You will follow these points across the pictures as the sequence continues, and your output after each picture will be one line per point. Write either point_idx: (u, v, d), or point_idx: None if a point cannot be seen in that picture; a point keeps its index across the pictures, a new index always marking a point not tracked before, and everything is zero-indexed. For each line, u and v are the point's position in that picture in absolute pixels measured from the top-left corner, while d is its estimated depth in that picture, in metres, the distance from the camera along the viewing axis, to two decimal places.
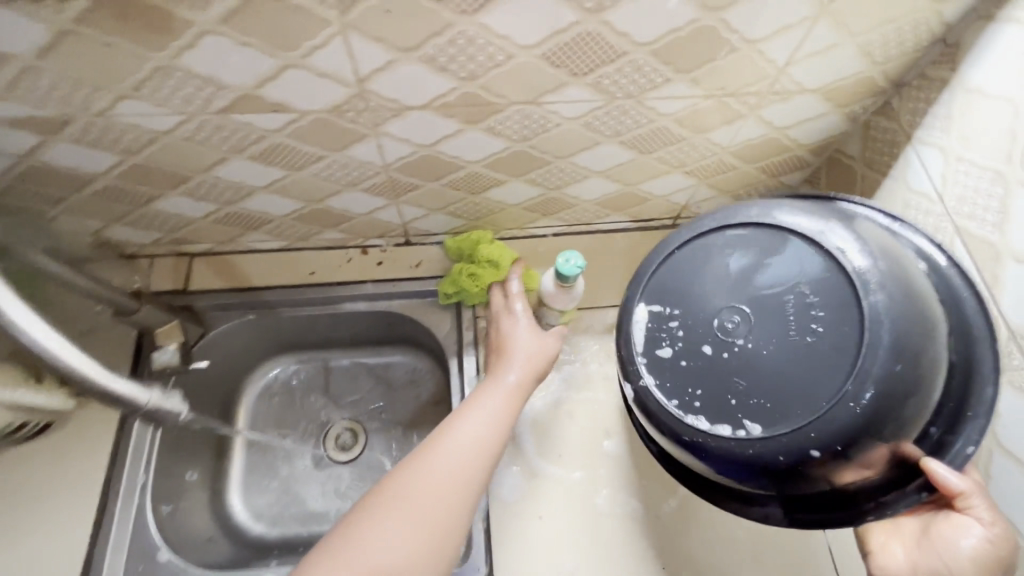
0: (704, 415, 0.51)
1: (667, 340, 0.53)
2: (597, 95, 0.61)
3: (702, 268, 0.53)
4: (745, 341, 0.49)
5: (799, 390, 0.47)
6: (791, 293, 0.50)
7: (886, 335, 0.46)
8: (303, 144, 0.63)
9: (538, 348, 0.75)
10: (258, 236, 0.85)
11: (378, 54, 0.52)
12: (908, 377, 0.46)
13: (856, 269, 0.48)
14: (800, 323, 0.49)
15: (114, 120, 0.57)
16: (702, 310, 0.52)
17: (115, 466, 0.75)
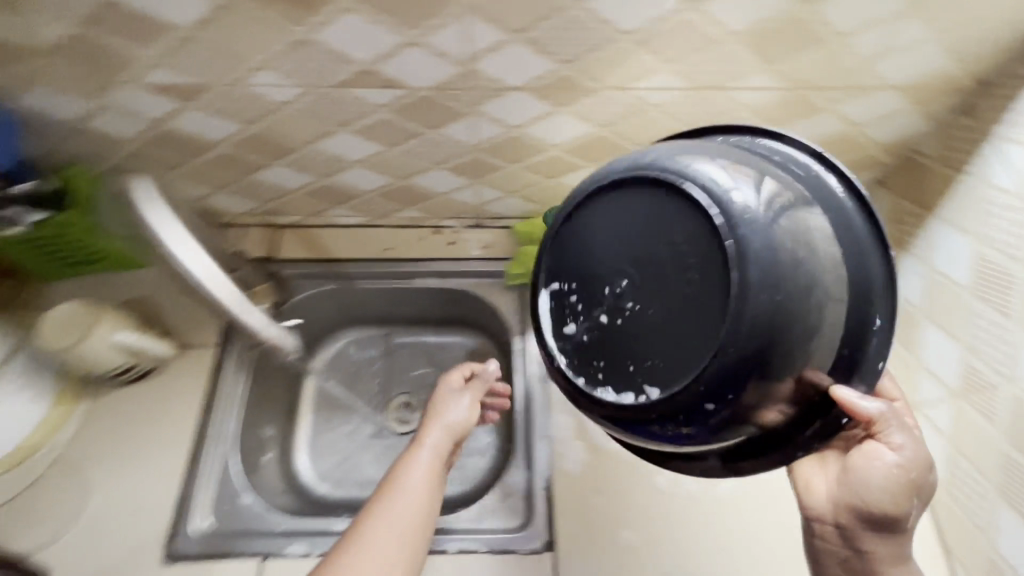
0: (610, 385, 0.46)
1: (571, 315, 0.48)
2: (684, 83, 0.64)
3: (588, 231, 0.48)
4: (633, 303, 0.45)
5: (679, 346, 0.42)
6: (660, 244, 0.44)
7: (761, 274, 0.40)
8: (405, 120, 0.69)
9: (463, 414, 0.77)
10: (342, 211, 0.91)
11: (491, 35, 0.57)
12: (792, 309, 0.41)
13: (737, 209, 0.41)
14: (673, 276, 0.43)
15: (245, 89, 0.64)
16: (597, 272, 0.47)
17: (207, 413, 0.80)
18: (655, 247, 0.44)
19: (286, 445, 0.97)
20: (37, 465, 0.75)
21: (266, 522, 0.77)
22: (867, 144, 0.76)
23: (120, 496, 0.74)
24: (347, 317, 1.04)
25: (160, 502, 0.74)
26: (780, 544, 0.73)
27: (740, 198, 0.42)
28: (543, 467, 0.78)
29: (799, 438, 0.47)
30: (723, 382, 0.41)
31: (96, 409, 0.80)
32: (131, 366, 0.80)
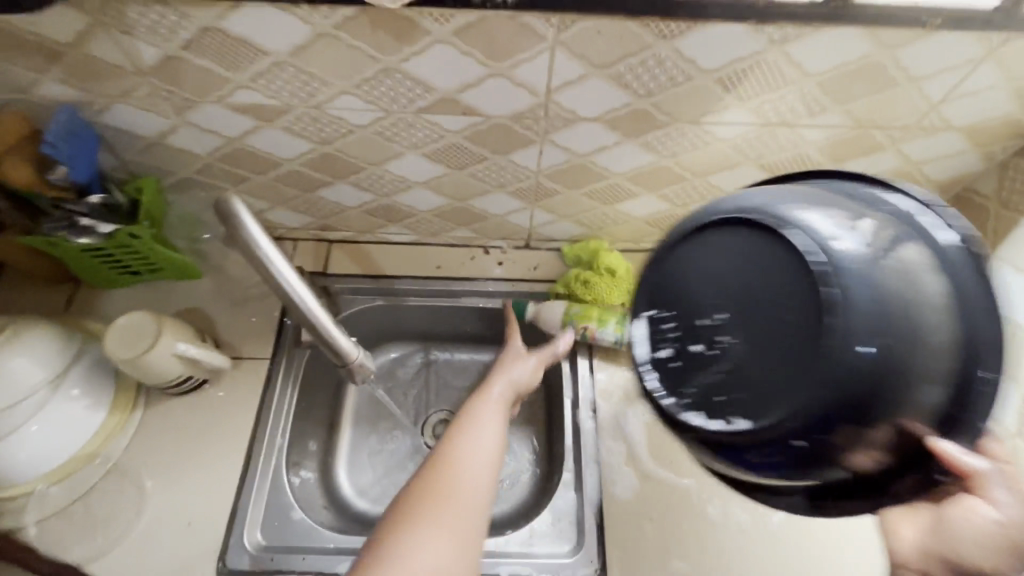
0: (705, 415, 0.39)
1: (667, 340, 0.42)
2: (754, 120, 0.65)
3: (676, 255, 0.43)
4: (731, 338, 0.38)
5: (778, 383, 0.36)
6: (753, 278, 0.39)
7: (859, 320, 0.35)
8: (475, 145, 0.70)
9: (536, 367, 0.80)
10: (395, 228, 0.92)
11: (574, 69, 0.58)
12: (895, 360, 0.35)
13: (843, 258, 0.36)
14: (767, 314, 0.37)
15: (325, 112, 0.66)
16: (686, 295, 0.41)
17: (259, 426, 0.81)
18: (757, 278, 0.38)
19: (326, 461, 0.97)
20: (92, 473, 0.76)
21: (316, 538, 0.77)
22: (924, 182, 0.77)
23: (173, 507, 0.75)
24: (389, 333, 1.04)
25: (212, 515, 0.74)
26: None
27: (845, 247, 0.37)
28: (594, 493, 0.78)
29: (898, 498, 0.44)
30: (811, 426, 0.35)
31: (149, 419, 0.80)
32: (188, 377, 0.79)
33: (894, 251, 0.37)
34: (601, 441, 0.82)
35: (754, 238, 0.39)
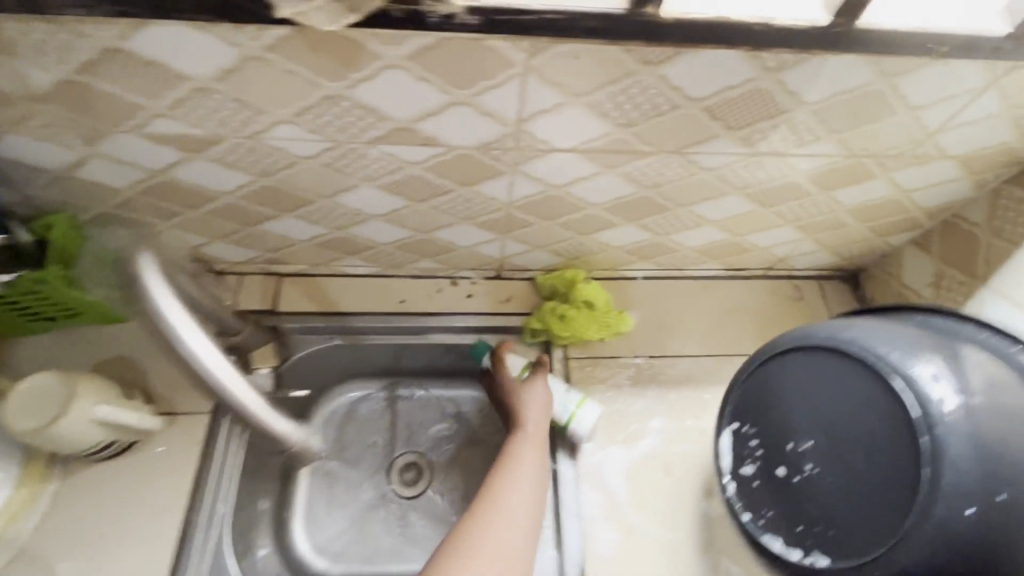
0: (781, 535, 0.57)
1: (750, 458, 0.61)
2: (744, 149, 0.60)
3: (787, 395, 0.59)
4: (811, 467, 0.56)
5: (873, 519, 0.51)
6: (857, 433, 0.54)
7: (962, 474, 0.48)
8: (438, 177, 0.63)
9: (543, 407, 0.76)
10: (353, 261, 0.84)
11: (548, 98, 0.51)
12: (1001, 506, 0.48)
13: (944, 418, 0.49)
14: (868, 456, 0.53)
15: (262, 142, 0.57)
16: (778, 432, 0.59)
17: (198, 496, 0.71)
18: (847, 431, 0.54)
19: (280, 520, 0.88)
20: None
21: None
22: (912, 208, 0.74)
23: None
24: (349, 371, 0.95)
25: None
26: None
27: (947, 405, 0.50)
28: (578, 553, 0.71)
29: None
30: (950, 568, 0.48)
31: (65, 492, 0.69)
32: (111, 443, 0.70)
33: (1006, 411, 0.50)
34: (581, 492, 0.75)
35: (868, 388, 0.53)
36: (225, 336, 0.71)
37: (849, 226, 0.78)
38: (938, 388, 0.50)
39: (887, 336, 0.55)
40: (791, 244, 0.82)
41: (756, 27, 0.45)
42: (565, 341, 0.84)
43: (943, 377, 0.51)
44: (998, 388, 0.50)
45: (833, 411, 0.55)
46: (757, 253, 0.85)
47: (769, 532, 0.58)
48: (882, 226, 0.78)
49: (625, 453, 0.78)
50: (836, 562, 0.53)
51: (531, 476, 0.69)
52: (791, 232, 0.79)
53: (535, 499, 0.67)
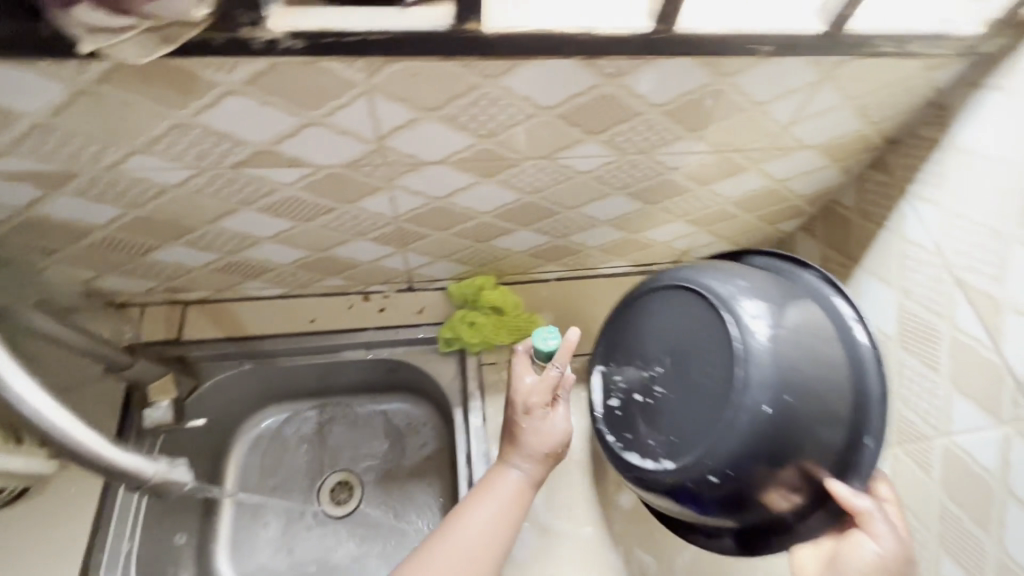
0: (637, 452, 0.58)
1: (614, 391, 0.61)
2: (611, 151, 0.62)
3: (639, 327, 0.60)
4: (659, 389, 0.56)
5: (704, 424, 0.52)
6: (694, 350, 0.55)
7: (766, 377, 0.51)
8: (316, 197, 0.63)
9: (544, 437, 0.70)
10: (257, 284, 0.83)
11: (400, 114, 0.52)
12: (799, 404, 0.51)
13: (753, 336, 0.52)
14: (699, 370, 0.54)
15: (122, 174, 0.56)
16: (634, 360, 0.60)
17: (97, 535, 0.70)
18: (689, 351, 0.55)
19: (200, 553, 0.86)
20: None
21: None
22: (791, 196, 0.77)
23: None
24: (271, 395, 0.94)
25: None
26: None
27: (756, 324, 0.53)
28: None
29: (799, 527, 0.56)
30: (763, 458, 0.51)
31: None
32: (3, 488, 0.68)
33: (807, 330, 0.54)
34: None
35: (699, 311, 0.55)
36: (116, 371, 0.73)
37: (738, 217, 0.81)
38: (753, 312, 0.53)
39: (715, 272, 0.58)
40: (688, 237, 0.85)
41: (581, 38, 0.46)
42: (478, 349, 0.85)
43: (757, 301, 0.54)
44: (798, 311, 0.56)
45: (673, 334, 0.57)
46: (659, 248, 0.88)
47: (625, 453, 0.59)
48: (768, 214, 0.81)
49: None
50: (680, 468, 0.53)
51: (507, 511, 0.67)
52: (684, 226, 0.81)
53: (503, 533, 0.66)
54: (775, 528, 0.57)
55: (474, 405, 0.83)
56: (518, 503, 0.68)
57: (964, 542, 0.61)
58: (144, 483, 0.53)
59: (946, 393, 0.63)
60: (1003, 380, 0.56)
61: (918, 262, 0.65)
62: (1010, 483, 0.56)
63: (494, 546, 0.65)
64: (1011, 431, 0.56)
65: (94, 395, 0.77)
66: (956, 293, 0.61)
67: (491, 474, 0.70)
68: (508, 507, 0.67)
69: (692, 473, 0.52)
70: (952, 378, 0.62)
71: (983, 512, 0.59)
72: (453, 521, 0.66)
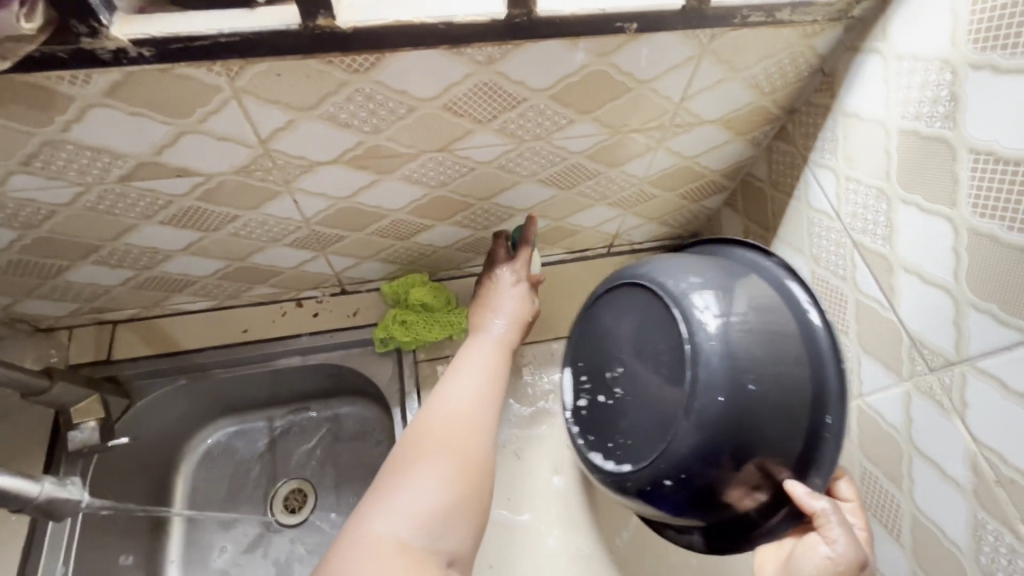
0: (601, 454, 0.60)
1: (581, 392, 0.64)
2: (508, 139, 0.62)
3: (602, 328, 0.63)
4: (621, 387, 0.59)
5: (657, 419, 0.54)
6: (649, 349, 0.57)
7: (716, 374, 0.51)
8: (215, 205, 0.63)
9: (516, 298, 0.76)
10: (184, 297, 0.82)
11: (277, 116, 0.52)
12: (755, 396, 0.51)
13: (702, 332, 0.52)
14: (653, 366, 0.56)
15: (6, 195, 0.55)
16: (598, 362, 0.63)
17: (29, 562, 0.70)
18: (643, 350, 0.58)
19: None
20: None
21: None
22: (706, 172, 0.78)
23: None
24: (215, 408, 0.93)
25: None
26: None
27: (705, 319, 0.53)
28: None
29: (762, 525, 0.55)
30: (727, 462, 0.51)
31: None
32: None
33: (763, 322, 0.53)
34: None
35: (652, 309, 0.57)
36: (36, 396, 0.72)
37: (659, 197, 0.82)
38: (704, 307, 0.53)
39: (672, 268, 0.58)
40: (614, 220, 0.85)
41: (438, 27, 0.47)
42: (413, 347, 0.85)
43: (710, 296, 0.54)
44: (756, 300, 0.54)
45: (631, 333, 0.59)
46: (588, 234, 0.88)
47: (591, 454, 0.61)
48: (688, 192, 0.82)
49: None
50: (634, 469, 0.55)
51: (494, 359, 0.69)
52: (607, 209, 0.82)
53: (497, 375, 0.68)
54: (738, 526, 0.57)
55: (411, 404, 0.83)
56: (500, 358, 0.70)
57: (879, 499, 0.62)
58: (30, 502, 0.54)
59: (855, 354, 0.63)
60: (900, 338, 0.57)
61: (823, 227, 0.66)
62: (912, 438, 0.56)
63: (494, 384, 0.66)
64: (909, 386, 0.56)
65: (23, 421, 0.77)
66: (856, 255, 0.62)
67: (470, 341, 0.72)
68: (496, 357, 0.70)
69: (647, 476, 0.53)
70: (858, 338, 0.63)
71: (894, 468, 0.59)
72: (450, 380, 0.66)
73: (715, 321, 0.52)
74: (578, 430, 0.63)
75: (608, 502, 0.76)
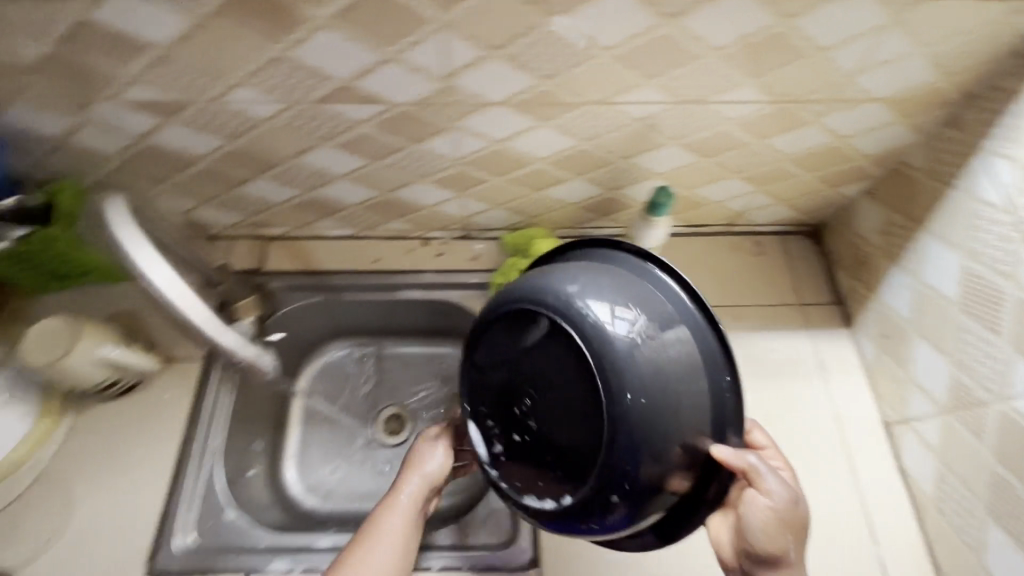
0: (537, 491, 0.57)
1: (493, 434, 0.61)
2: (669, 97, 0.63)
3: (503, 367, 0.59)
4: (535, 421, 0.56)
5: (581, 447, 0.53)
6: (558, 377, 0.55)
7: (627, 382, 0.50)
8: (387, 134, 0.69)
9: (434, 463, 0.72)
10: (330, 223, 0.91)
11: (469, 52, 0.56)
12: (665, 393, 0.51)
13: (604, 340, 0.51)
14: (564, 391, 0.54)
15: (225, 105, 0.64)
16: (505, 400, 0.59)
17: (191, 427, 0.80)
18: (549, 380, 0.55)
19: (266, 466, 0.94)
20: (20, 483, 0.75)
21: (254, 537, 0.78)
22: (856, 156, 0.76)
23: (100, 515, 0.74)
24: (336, 329, 1.02)
25: (139, 523, 0.74)
26: None
27: (607, 328, 0.52)
28: None
29: (705, 496, 0.56)
30: (660, 464, 0.51)
31: (79, 423, 0.80)
32: (115, 381, 0.79)
33: (655, 314, 0.54)
34: None
35: (551, 340, 0.55)
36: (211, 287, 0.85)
37: (797, 176, 0.80)
38: (603, 320, 0.52)
39: (552, 279, 0.56)
40: (743, 197, 0.85)
41: None
42: None
43: (603, 303, 0.53)
44: (642, 299, 0.55)
45: (534, 369, 0.57)
46: (712, 207, 0.88)
47: (527, 495, 0.58)
48: (828, 176, 0.80)
49: None
50: (578, 497, 0.53)
51: (398, 528, 0.67)
52: (739, 184, 0.82)
53: (403, 544, 0.66)
54: (682, 509, 0.57)
55: None
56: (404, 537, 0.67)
57: (1011, 505, 0.61)
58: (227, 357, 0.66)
59: (1007, 357, 0.61)
60: None
61: (988, 221, 0.63)
62: None
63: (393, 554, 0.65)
64: None
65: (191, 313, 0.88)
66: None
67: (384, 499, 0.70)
68: (401, 522, 0.67)
69: (588, 498, 0.53)
70: (1014, 340, 0.60)
71: None
72: (354, 550, 0.65)
73: (621, 330, 0.52)
74: (499, 473, 0.60)
75: None
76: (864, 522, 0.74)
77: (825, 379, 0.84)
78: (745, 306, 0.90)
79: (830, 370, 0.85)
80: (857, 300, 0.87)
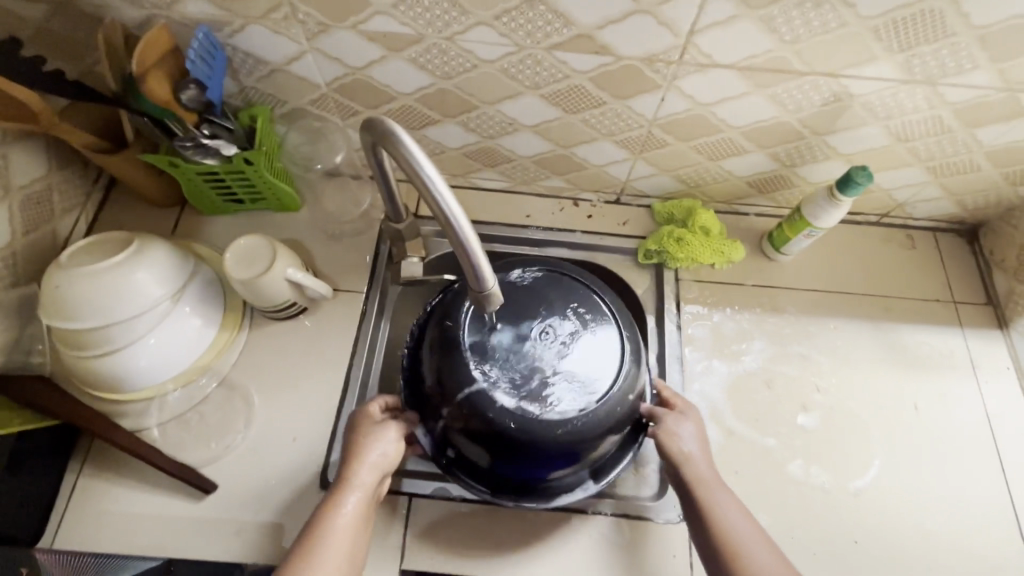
0: (550, 407, 0.64)
1: (504, 367, 0.65)
2: (898, 74, 0.64)
3: (515, 309, 0.68)
4: (554, 347, 0.66)
5: (597, 364, 0.66)
6: (577, 316, 0.69)
7: (630, 324, 0.71)
8: (597, 89, 0.70)
9: (383, 456, 0.66)
10: (489, 174, 0.92)
11: (725, 10, 0.58)
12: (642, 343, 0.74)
13: (610, 296, 0.72)
14: (584, 322, 0.69)
15: (456, 44, 0.67)
16: (517, 335, 0.67)
17: (355, 355, 0.85)
18: (565, 317, 0.69)
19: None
20: (203, 388, 0.81)
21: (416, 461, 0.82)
22: None
23: (276, 422, 0.80)
24: None
25: (315, 432, 0.80)
26: (910, 536, 0.75)
27: (609, 293, 0.73)
28: None
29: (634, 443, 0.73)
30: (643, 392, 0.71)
31: (253, 340, 0.86)
32: (291, 304, 0.83)
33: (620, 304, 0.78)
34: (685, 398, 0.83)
35: (568, 289, 0.71)
36: (390, 226, 0.76)
37: (981, 172, 0.79)
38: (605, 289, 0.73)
39: (563, 265, 0.74)
40: (914, 187, 0.84)
41: None
42: (678, 265, 0.90)
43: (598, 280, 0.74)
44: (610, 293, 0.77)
45: (550, 309, 0.69)
46: (876, 195, 0.87)
47: (543, 413, 0.63)
48: (1014, 174, 0.79)
49: (740, 362, 0.85)
50: (601, 401, 0.65)
51: (353, 525, 0.62)
52: (920, 173, 0.81)
53: (355, 538, 0.63)
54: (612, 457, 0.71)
55: (669, 312, 0.89)
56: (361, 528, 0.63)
57: None
58: (479, 288, 0.58)
59: None
60: None
61: None
62: None
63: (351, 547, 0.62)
64: None
65: (349, 248, 0.91)
66: None
67: (333, 494, 0.64)
68: (354, 518, 0.63)
69: (612, 401, 0.65)
70: None
71: None
72: (306, 557, 0.59)
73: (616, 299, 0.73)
74: (504, 401, 0.63)
75: (850, 449, 0.80)
76: (1011, 517, 0.76)
77: (974, 376, 0.85)
78: (895, 297, 0.90)
79: (980, 368, 0.85)
80: (1017, 302, 0.86)
